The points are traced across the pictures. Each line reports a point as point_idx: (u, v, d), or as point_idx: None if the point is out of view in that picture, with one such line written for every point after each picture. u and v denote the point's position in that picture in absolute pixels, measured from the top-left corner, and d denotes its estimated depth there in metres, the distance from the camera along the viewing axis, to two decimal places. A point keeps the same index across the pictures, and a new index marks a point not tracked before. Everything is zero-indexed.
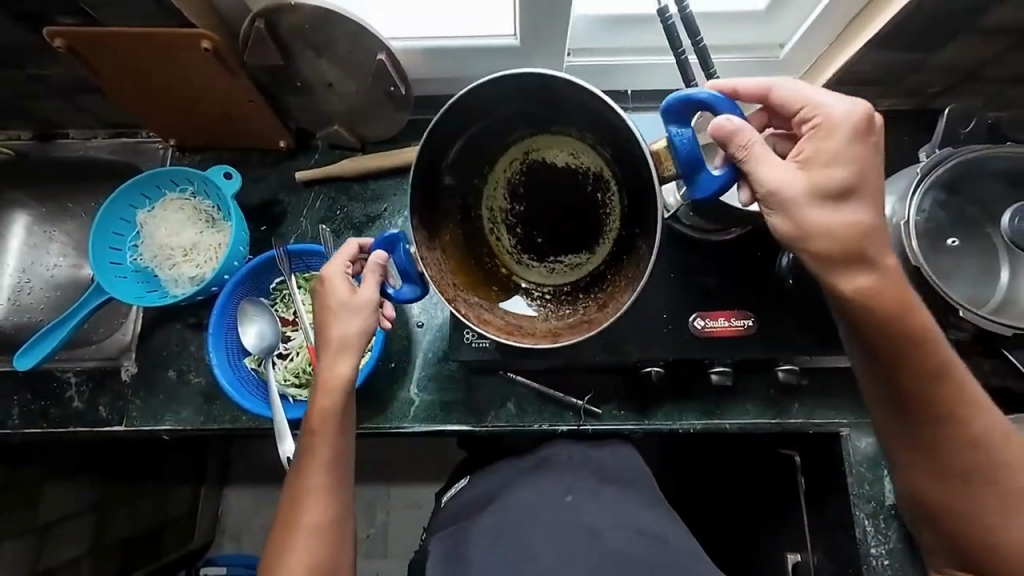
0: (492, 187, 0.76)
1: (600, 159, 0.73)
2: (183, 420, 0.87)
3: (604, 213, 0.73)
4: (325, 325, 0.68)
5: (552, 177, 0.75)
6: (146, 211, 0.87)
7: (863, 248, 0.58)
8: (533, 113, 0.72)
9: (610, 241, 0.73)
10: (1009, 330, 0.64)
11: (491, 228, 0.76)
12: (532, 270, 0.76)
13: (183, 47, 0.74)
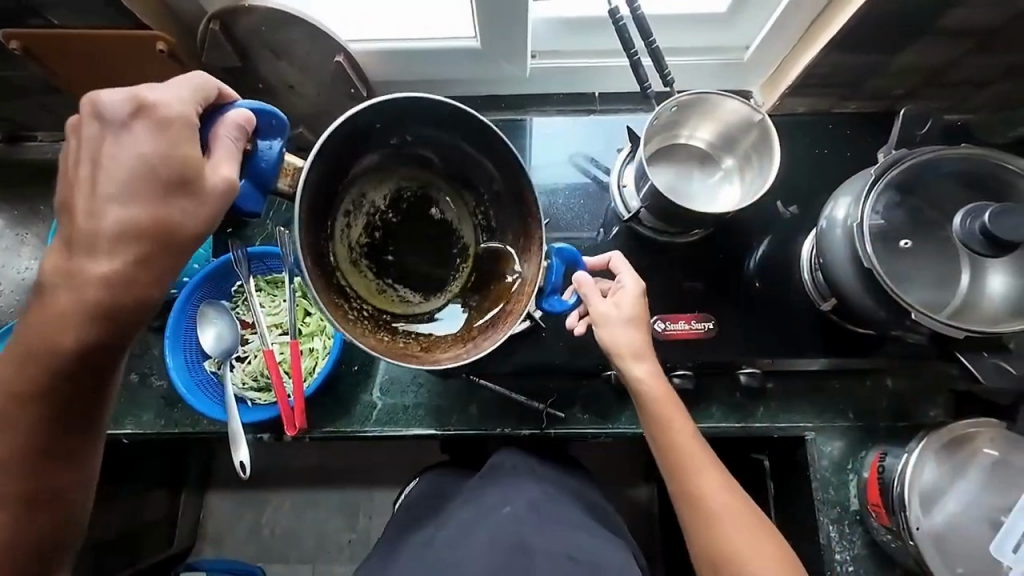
0: (376, 188, 0.74)
1: (474, 234, 0.75)
2: (144, 424, 0.86)
3: (450, 274, 0.75)
4: (97, 201, 0.51)
5: (431, 222, 0.76)
6: None
7: (639, 338, 0.69)
8: (449, 167, 0.73)
9: (444, 297, 0.74)
10: (962, 334, 0.62)
11: (351, 211, 0.73)
12: (361, 278, 0.72)
13: (138, 48, 0.74)
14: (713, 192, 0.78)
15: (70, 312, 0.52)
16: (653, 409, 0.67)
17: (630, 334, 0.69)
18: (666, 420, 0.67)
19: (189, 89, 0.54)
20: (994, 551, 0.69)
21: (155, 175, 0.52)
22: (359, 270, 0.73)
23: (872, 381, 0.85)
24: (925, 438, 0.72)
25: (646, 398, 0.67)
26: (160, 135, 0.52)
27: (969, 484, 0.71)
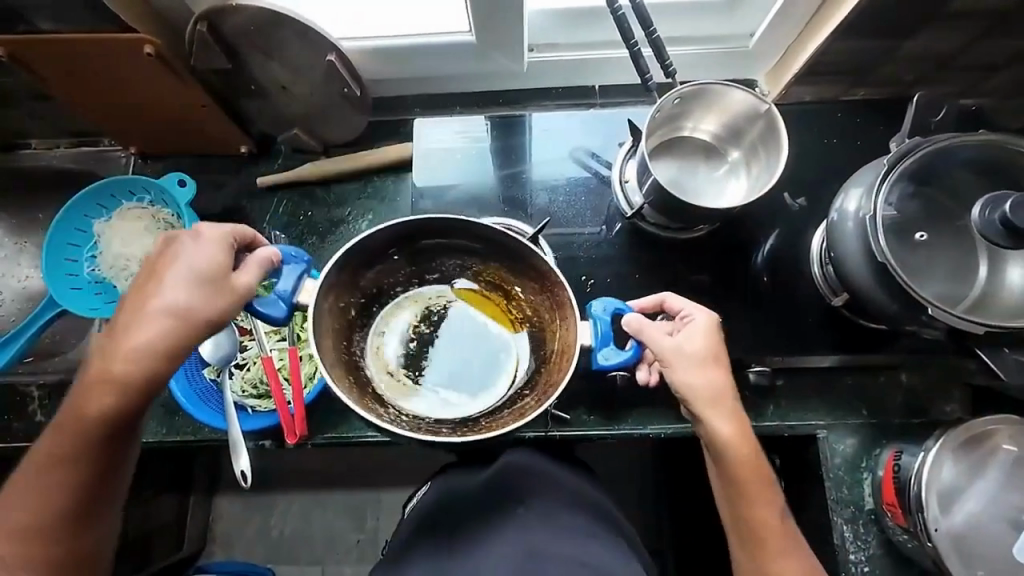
0: (410, 302, 0.77)
1: (514, 329, 0.76)
2: (146, 432, 0.86)
3: (501, 371, 0.74)
4: (144, 296, 0.57)
5: (472, 326, 0.76)
6: (104, 221, 0.85)
7: (722, 399, 0.64)
8: (469, 267, 0.75)
9: (501, 393, 0.72)
10: (981, 329, 0.59)
11: (385, 330, 0.76)
12: (404, 386, 0.73)
13: (125, 52, 0.72)
14: (719, 185, 0.76)
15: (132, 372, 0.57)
16: (735, 474, 0.64)
17: (710, 386, 0.64)
18: (745, 490, 0.64)
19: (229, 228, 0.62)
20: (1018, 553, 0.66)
21: (190, 313, 0.57)
22: (402, 378, 0.74)
23: (886, 377, 0.82)
24: (942, 436, 0.70)
25: (731, 463, 0.64)
26: (209, 246, 0.59)
27: (989, 484, 0.69)
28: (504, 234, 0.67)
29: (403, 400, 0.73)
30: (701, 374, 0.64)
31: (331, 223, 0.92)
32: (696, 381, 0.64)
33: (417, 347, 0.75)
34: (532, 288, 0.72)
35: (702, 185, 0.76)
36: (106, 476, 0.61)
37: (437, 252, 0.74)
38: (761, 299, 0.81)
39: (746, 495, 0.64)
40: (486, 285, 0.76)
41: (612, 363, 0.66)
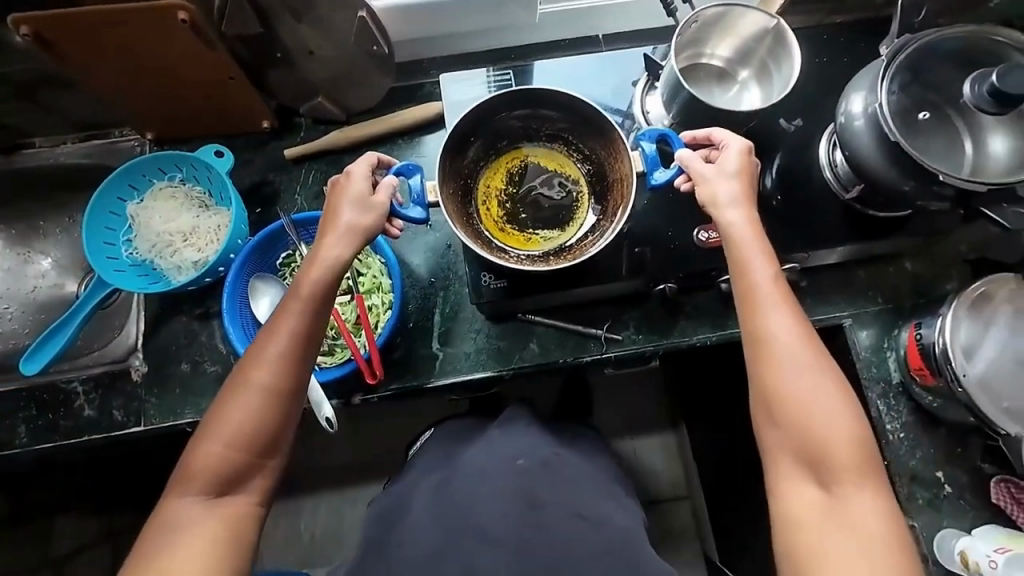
0: (493, 169, 0.80)
1: (580, 172, 0.80)
2: (205, 410, 0.85)
3: (573, 205, 0.79)
4: (328, 217, 0.66)
5: (541, 173, 0.80)
6: (137, 202, 0.84)
7: (731, 185, 0.70)
8: (534, 125, 0.79)
9: (578, 225, 0.78)
10: (982, 186, 0.69)
11: (483, 199, 0.80)
12: (515, 238, 0.79)
13: (158, 22, 0.72)
14: (736, 100, 0.82)
15: (317, 272, 0.63)
16: (736, 247, 0.69)
17: (727, 182, 0.70)
18: (746, 260, 0.68)
19: (364, 165, 0.68)
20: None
21: (364, 233, 0.65)
22: (508, 233, 0.79)
23: (893, 266, 0.92)
24: (955, 300, 0.79)
25: (731, 237, 0.69)
26: (362, 181, 0.66)
27: (1000, 329, 0.78)
28: (576, 97, 0.71)
29: (511, 248, 0.78)
30: (720, 176, 0.70)
31: None
32: (715, 180, 0.70)
33: (513, 204, 0.80)
34: (589, 137, 0.76)
35: (724, 102, 0.82)
36: (286, 370, 0.62)
37: (513, 122, 0.78)
38: (784, 208, 0.88)
39: (746, 267, 0.68)
40: (548, 139, 0.80)
41: (664, 179, 0.70)
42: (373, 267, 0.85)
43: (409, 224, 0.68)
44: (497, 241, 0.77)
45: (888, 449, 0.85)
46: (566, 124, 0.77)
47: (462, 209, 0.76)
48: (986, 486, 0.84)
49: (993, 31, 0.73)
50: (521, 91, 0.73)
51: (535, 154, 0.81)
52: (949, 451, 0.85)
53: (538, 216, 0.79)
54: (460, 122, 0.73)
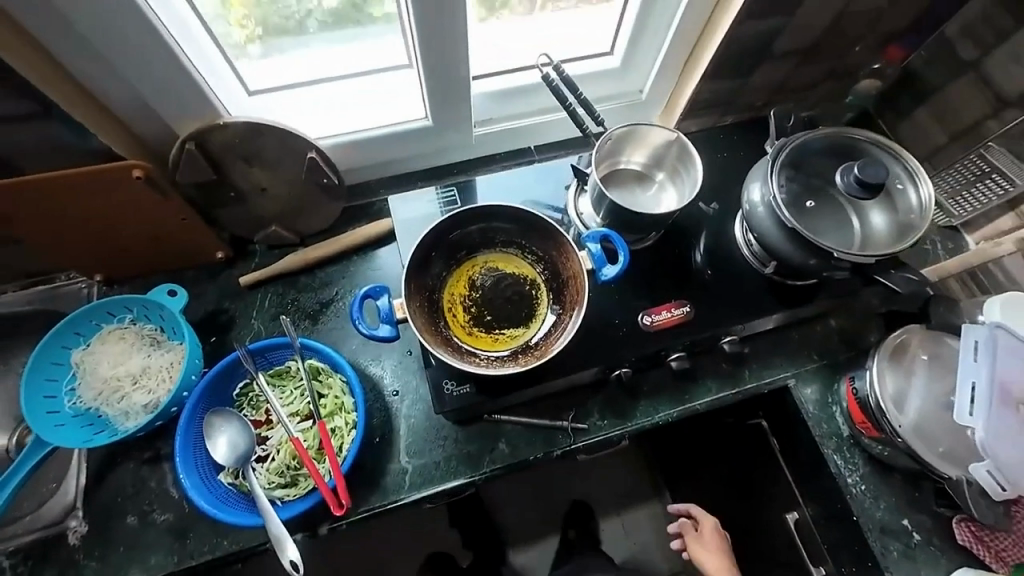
0: (457, 277, 0.83)
1: (535, 270, 0.84)
2: (154, 567, 0.78)
3: (533, 302, 0.83)
4: None
5: (500, 275, 0.84)
6: (83, 349, 0.82)
7: None
8: (491, 234, 0.84)
9: (540, 321, 0.81)
10: (870, 258, 0.80)
11: (449, 306, 0.82)
12: (484, 340, 0.80)
13: (110, 179, 0.76)
14: (656, 200, 0.93)
15: None
16: None
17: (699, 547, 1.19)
18: None
19: None
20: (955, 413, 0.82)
21: None
22: (476, 337, 0.81)
23: (819, 324, 1.02)
24: (877, 355, 0.87)
25: None
26: None
27: (923, 376, 0.85)
28: (525, 211, 0.80)
29: (480, 351, 0.80)
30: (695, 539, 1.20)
31: (320, 306, 0.97)
32: None
33: (479, 308, 0.82)
34: (539, 242, 0.83)
35: (643, 202, 0.92)
36: None
37: (471, 233, 0.83)
38: (715, 285, 0.96)
39: None
40: (503, 245, 0.85)
41: (613, 274, 0.76)
42: (335, 386, 0.82)
43: (381, 343, 0.74)
44: (468, 347, 0.79)
45: (855, 503, 0.88)
46: (518, 232, 0.84)
47: (428, 321, 0.78)
48: (950, 528, 0.87)
49: (849, 130, 0.88)
50: (475, 209, 0.81)
51: (493, 259, 0.84)
52: (909, 497, 0.89)
53: (504, 317, 0.82)
54: (422, 241, 0.79)
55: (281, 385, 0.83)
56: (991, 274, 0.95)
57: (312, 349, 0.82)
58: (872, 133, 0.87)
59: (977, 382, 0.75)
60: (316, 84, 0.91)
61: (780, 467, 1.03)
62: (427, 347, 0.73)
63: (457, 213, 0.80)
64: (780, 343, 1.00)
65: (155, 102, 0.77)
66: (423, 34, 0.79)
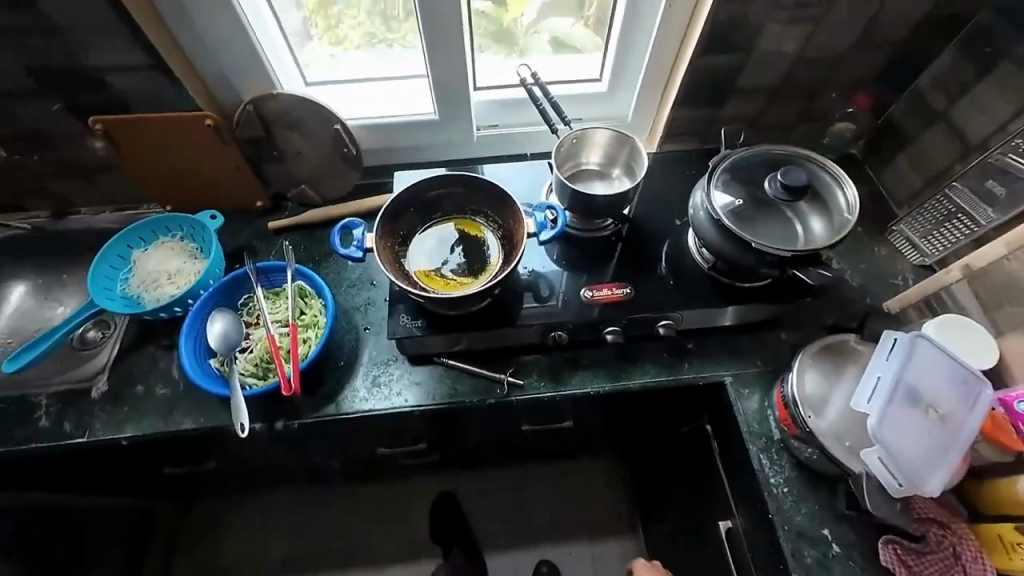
0: (426, 231, 1.00)
1: (494, 236, 1.00)
2: (145, 427, 0.96)
3: (486, 259, 0.98)
4: None
5: (462, 235, 1.00)
6: (141, 249, 1.06)
7: None
8: (463, 202, 1.02)
9: (488, 275, 0.96)
10: (787, 252, 0.89)
11: (414, 252, 0.98)
12: (438, 282, 0.95)
13: (189, 124, 1.03)
14: (612, 190, 1.05)
15: None
16: None
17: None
18: None
19: None
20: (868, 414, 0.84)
21: None
22: (432, 278, 0.96)
23: (768, 333, 1.06)
24: (801, 353, 0.90)
25: None
26: None
27: (843, 377, 0.87)
28: (488, 183, 0.98)
29: (434, 287, 0.94)
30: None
31: (325, 253, 1.16)
32: None
33: (439, 258, 0.97)
34: (499, 213, 1.00)
35: (603, 189, 1.05)
36: None
37: (445, 199, 1.01)
38: (665, 278, 1.04)
39: None
40: (471, 212, 1.02)
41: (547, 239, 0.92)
42: (314, 307, 1.00)
43: (351, 262, 0.91)
44: (421, 284, 0.94)
45: (773, 501, 0.89)
46: (484, 203, 1.01)
47: (392, 258, 0.95)
48: (875, 548, 0.84)
49: (781, 148, 0.98)
50: (448, 176, 0.99)
51: (460, 222, 1.01)
52: (833, 508, 0.88)
53: (459, 267, 0.97)
54: (400, 195, 0.97)
55: (275, 300, 1.02)
56: (943, 302, 0.96)
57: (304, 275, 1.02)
58: (800, 150, 0.98)
59: (882, 377, 0.78)
60: (357, 81, 1.17)
61: (718, 470, 1.04)
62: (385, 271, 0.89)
63: (434, 179, 0.98)
64: (727, 347, 1.04)
65: (233, 74, 1.04)
66: (435, 45, 1.03)
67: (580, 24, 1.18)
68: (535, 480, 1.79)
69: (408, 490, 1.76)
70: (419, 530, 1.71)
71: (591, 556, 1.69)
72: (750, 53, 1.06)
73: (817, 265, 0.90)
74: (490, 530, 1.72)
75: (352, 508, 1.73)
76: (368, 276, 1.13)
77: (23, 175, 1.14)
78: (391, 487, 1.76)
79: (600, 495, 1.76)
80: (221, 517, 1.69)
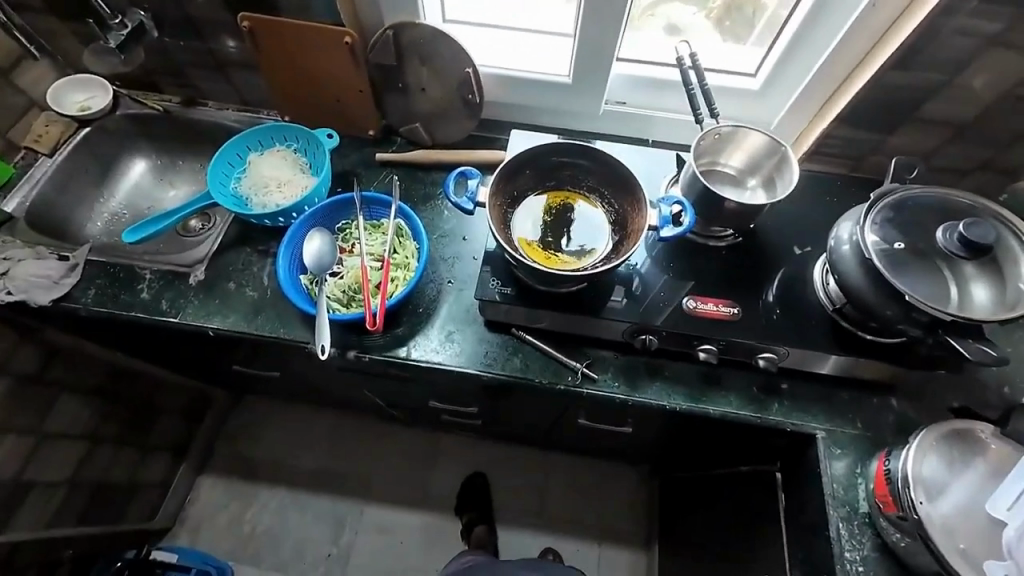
0: (539, 199, 0.95)
1: (605, 218, 0.94)
2: (230, 323, 0.99)
3: (594, 240, 0.92)
4: None
5: (574, 211, 0.94)
6: (258, 154, 1.09)
7: None
8: (581, 176, 0.96)
9: (594, 257, 0.90)
10: (946, 314, 0.76)
11: (522, 216, 0.93)
12: (541, 253, 0.90)
13: (329, 38, 1.03)
14: (748, 199, 0.96)
15: None
16: None
17: None
18: None
19: None
20: (992, 519, 0.73)
21: None
22: (536, 249, 0.91)
23: (878, 397, 0.94)
24: (923, 430, 0.79)
25: None
26: None
27: (970, 468, 0.76)
28: (615, 161, 0.91)
29: (536, 258, 0.89)
30: None
31: (425, 197, 1.14)
32: None
33: (544, 229, 0.92)
34: (616, 196, 0.94)
35: (736, 197, 0.95)
36: None
37: (565, 170, 0.96)
38: (778, 308, 0.94)
39: None
40: (586, 189, 0.96)
41: (668, 236, 0.85)
42: (407, 248, 1.00)
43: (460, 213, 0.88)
44: (523, 251, 0.90)
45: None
46: (603, 181, 0.95)
47: (500, 216, 0.91)
48: None
49: (961, 195, 0.86)
50: (573, 144, 0.93)
51: (573, 198, 0.95)
52: None
53: (564, 244, 0.92)
54: (521, 155, 0.92)
55: (372, 232, 1.02)
56: None
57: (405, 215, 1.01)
58: (983, 201, 0.85)
59: None
60: (493, 26, 1.12)
61: (778, 523, 0.95)
62: (494, 229, 0.85)
63: (558, 146, 0.93)
64: (827, 399, 0.94)
65: None
66: (592, 4, 0.95)
67: (702, 14, 1.11)
68: (559, 469, 1.76)
69: (436, 443, 1.80)
70: (439, 483, 1.74)
71: (596, 558, 1.66)
72: (950, 79, 0.91)
73: (978, 338, 0.78)
74: (504, 503, 1.72)
75: (380, 445, 1.78)
76: (461, 231, 1.10)
77: (167, 57, 1.19)
78: (420, 435, 1.80)
79: (623, 504, 1.72)
80: (265, 418, 1.80)
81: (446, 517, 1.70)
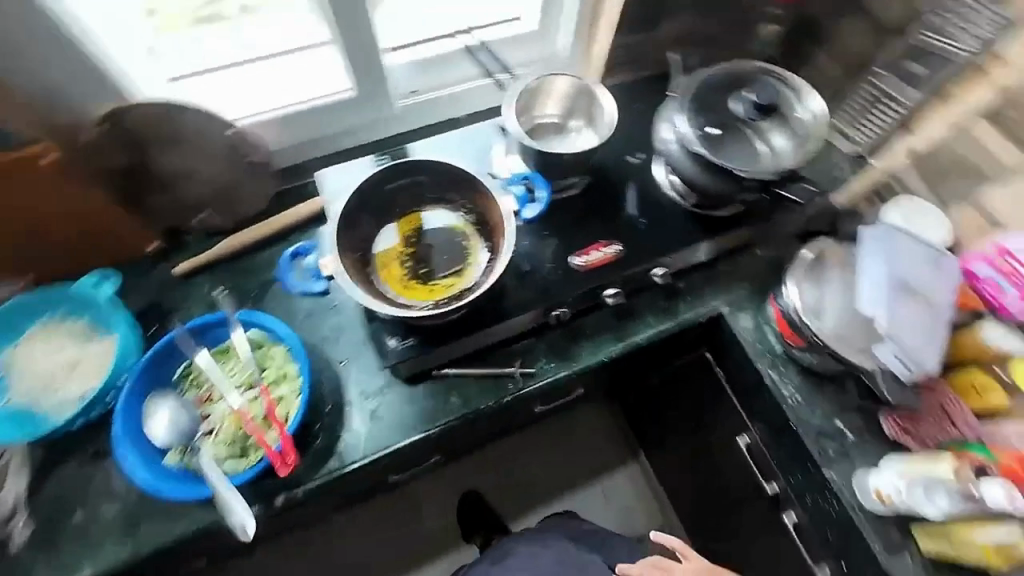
0: (392, 235, 0.86)
1: (467, 222, 0.88)
2: (104, 558, 0.78)
3: (468, 250, 0.86)
4: None
5: (434, 230, 0.87)
6: (14, 349, 0.84)
7: None
8: (422, 191, 0.87)
9: (474, 268, 0.85)
10: (770, 174, 0.88)
11: (385, 262, 0.84)
12: (423, 291, 0.83)
13: (19, 168, 0.77)
14: (579, 142, 0.97)
15: None
16: None
17: None
18: None
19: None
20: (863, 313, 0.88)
21: None
22: (416, 288, 0.83)
23: (746, 255, 1.07)
24: (791, 271, 0.93)
25: None
26: None
27: (834, 282, 0.92)
28: (448, 163, 0.85)
29: (421, 299, 0.82)
30: None
31: (262, 288, 0.96)
32: None
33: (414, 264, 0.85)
34: (464, 195, 0.88)
35: (568, 145, 0.97)
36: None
37: (402, 193, 0.87)
38: (647, 225, 0.99)
39: None
40: (433, 201, 0.88)
41: (533, 216, 0.95)
42: (275, 358, 0.83)
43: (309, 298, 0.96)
44: (388, 291, 0.81)
45: (791, 411, 0.95)
46: (445, 186, 0.88)
47: (357, 267, 0.82)
48: (879, 423, 0.94)
49: (736, 64, 0.96)
50: (397, 164, 0.84)
51: (426, 217, 0.88)
52: (839, 401, 0.96)
53: (442, 268, 0.85)
54: (347, 199, 0.81)
55: (222, 361, 0.84)
56: (892, 190, 1.02)
57: (253, 323, 0.84)
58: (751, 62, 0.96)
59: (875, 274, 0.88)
60: (230, 68, 0.95)
61: (727, 395, 1.05)
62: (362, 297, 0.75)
63: (382, 173, 0.83)
64: (714, 278, 1.05)
65: (74, 87, 0.83)
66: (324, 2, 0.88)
67: None
68: (532, 443, 1.79)
69: (413, 493, 1.69)
70: (437, 527, 1.66)
71: (603, 493, 1.75)
72: None
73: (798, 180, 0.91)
74: (504, 502, 1.71)
75: (359, 531, 1.63)
76: (325, 302, 0.96)
77: None
78: (394, 496, 1.67)
79: (601, 436, 1.81)
80: None
81: (460, 551, 1.65)
